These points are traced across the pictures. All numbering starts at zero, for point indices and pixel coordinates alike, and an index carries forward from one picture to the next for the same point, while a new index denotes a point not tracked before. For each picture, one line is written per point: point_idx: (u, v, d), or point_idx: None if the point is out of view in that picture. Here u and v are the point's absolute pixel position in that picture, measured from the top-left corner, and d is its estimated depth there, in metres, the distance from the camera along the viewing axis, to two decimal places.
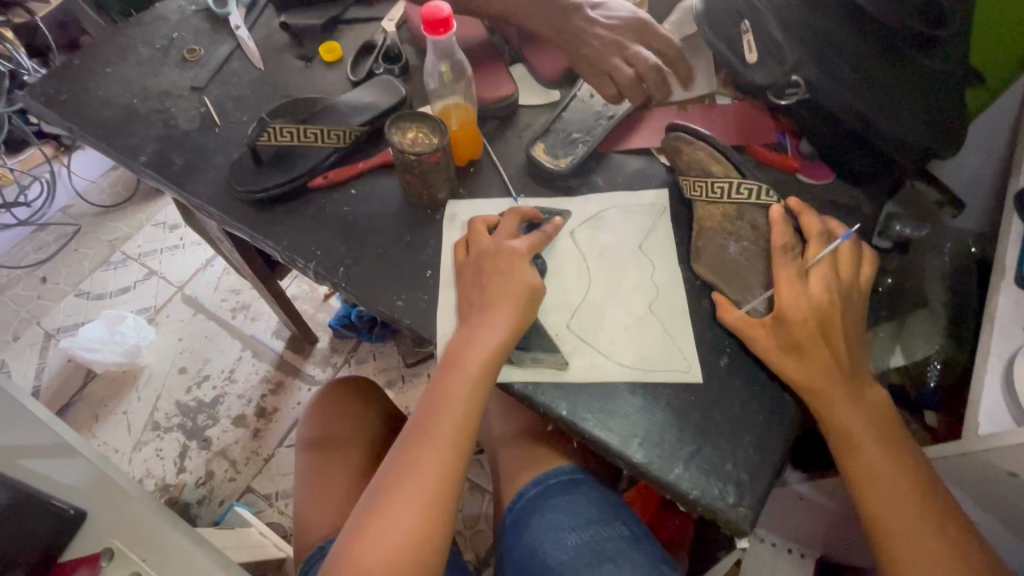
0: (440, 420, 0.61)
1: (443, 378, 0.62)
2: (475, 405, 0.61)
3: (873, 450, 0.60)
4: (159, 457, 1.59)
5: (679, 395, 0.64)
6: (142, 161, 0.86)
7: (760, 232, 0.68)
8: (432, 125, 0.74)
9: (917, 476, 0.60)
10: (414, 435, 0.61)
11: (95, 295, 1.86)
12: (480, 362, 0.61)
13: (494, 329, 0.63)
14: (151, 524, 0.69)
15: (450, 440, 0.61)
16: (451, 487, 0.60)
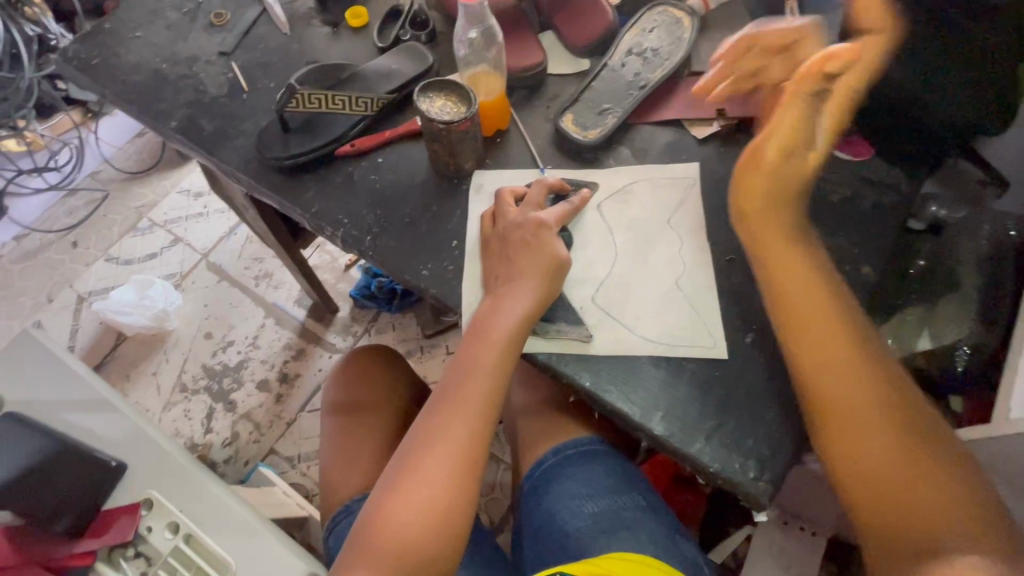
0: (464, 391, 0.62)
1: (467, 351, 0.63)
2: (500, 378, 0.62)
3: (839, 375, 0.61)
4: (187, 418, 1.65)
5: (703, 371, 0.64)
6: (173, 127, 0.87)
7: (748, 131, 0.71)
8: (462, 94, 0.73)
9: (902, 416, 0.60)
10: (440, 406, 0.63)
11: (124, 261, 1.90)
12: (506, 337, 0.62)
13: (521, 299, 0.63)
14: (186, 478, 0.73)
15: (478, 405, 0.62)
16: (473, 454, 0.61)
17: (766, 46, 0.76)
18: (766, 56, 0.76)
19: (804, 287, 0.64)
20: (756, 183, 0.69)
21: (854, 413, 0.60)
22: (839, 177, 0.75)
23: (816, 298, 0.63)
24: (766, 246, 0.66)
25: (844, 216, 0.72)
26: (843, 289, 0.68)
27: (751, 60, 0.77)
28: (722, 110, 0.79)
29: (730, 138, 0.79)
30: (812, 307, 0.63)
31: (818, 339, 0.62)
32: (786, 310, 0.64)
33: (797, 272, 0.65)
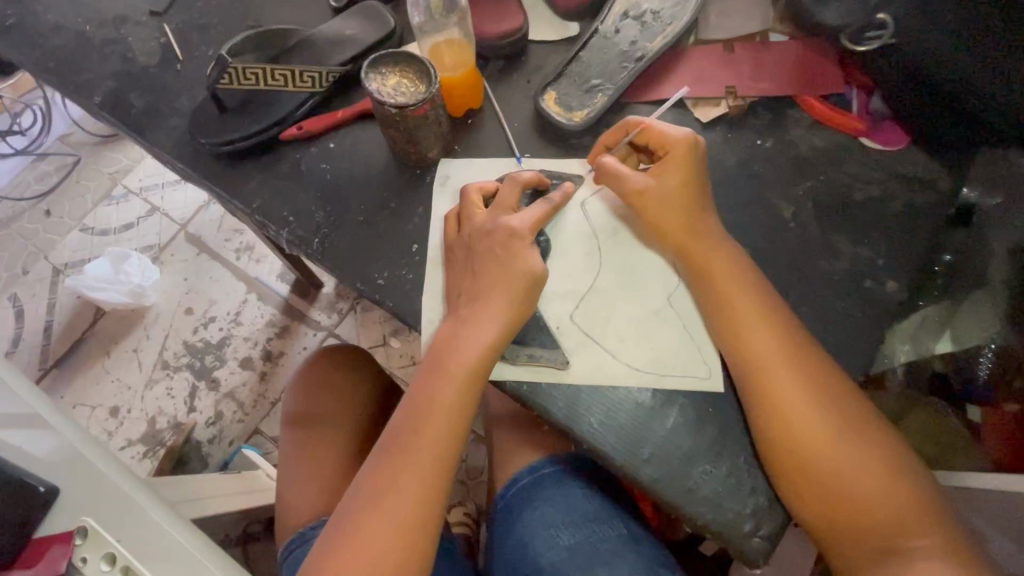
0: (417, 432, 0.53)
1: (423, 384, 0.54)
2: (460, 416, 0.53)
3: (792, 422, 0.52)
4: (169, 396, 1.56)
5: (695, 406, 0.56)
6: (97, 102, 0.75)
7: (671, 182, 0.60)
8: (421, 70, 0.61)
9: (861, 461, 0.52)
10: (389, 449, 0.53)
11: (100, 231, 1.78)
12: (468, 369, 0.53)
13: (484, 328, 0.53)
14: (128, 504, 0.67)
15: (432, 454, 0.53)
16: (427, 507, 0.52)
17: (677, 196, 0.59)
18: (679, 191, 0.59)
19: (755, 316, 0.55)
20: (666, 220, 0.59)
21: (819, 453, 0.52)
22: (865, 172, 0.64)
23: (760, 331, 0.55)
24: (709, 269, 0.57)
25: (869, 220, 0.62)
26: (861, 310, 0.58)
27: (658, 205, 0.60)
28: (732, 88, 0.67)
29: (740, 122, 0.67)
30: (766, 335, 0.55)
31: (770, 376, 0.54)
32: (732, 343, 0.55)
33: (744, 296, 0.56)
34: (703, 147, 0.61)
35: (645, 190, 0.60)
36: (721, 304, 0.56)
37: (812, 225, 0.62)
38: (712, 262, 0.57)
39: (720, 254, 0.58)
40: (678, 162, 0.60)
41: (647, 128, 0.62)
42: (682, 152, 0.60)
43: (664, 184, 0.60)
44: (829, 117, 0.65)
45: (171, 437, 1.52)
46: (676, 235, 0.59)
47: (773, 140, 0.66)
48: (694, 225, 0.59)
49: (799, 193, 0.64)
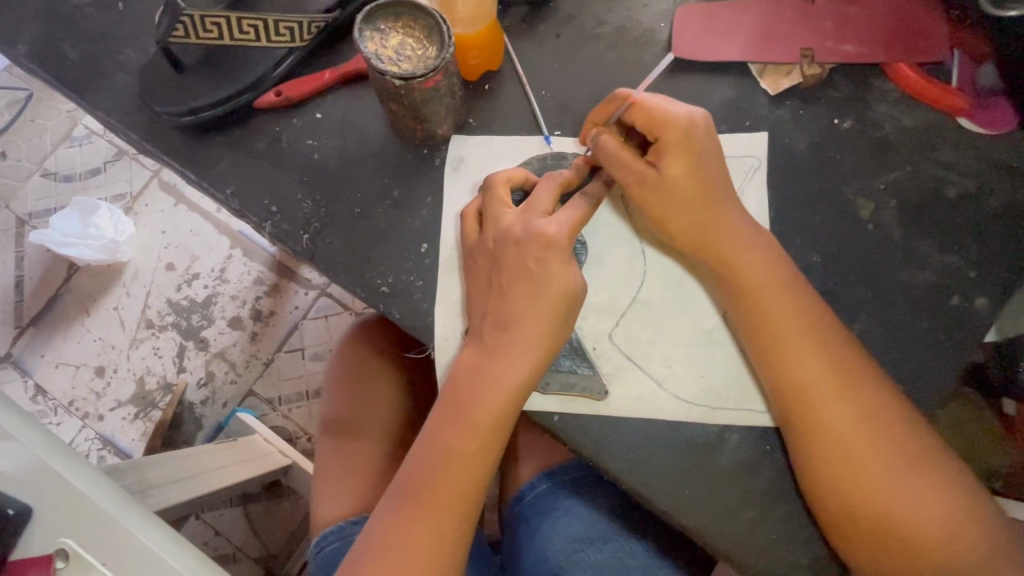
0: (436, 479, 0.49)
1: (441, 426, 0.49)
2: (484, 464, 0.49)
3: (838, 451, 0.45)
4: (157, 355, 1.44)
5: (749, 444, 0.49)
6: (24, 53, 0.61)
7: (676, 177, 0.49)
8: (430, 25, 0.48)
9: (922, 496, 0.45)
10: (407, 492, 0.49)
11: (63, 178, 1.58)
12: (493, 412, 0.48)
13: (510, 366, 0.47)
14: (112, 522, 0.60)
15: (454, 502, 0.48)
16: (446, 558, 0.48)
17: (695, 190, 0.49)
18: (684, 184, 0.49)
19: (811, 347, 0.47)
20: (672, 218, 0.50)
21: (872, 488, 0.45)
22: (961, 161, 0.53)
23: (820, 366, 0.47)
24: (761, 286, 0.48)
25: (961, 221, 0.52)
26: (945, 330, 0.51)
27: (665, 201, 0.50)
28: (809, 51, 0.55)
29: (815, 94, 0.56)
30: (817, 356, 0.47)
31: (818, 401, 0.46)
32: (776, 366, 0.47)
33: (800, 316, 0.48)
34: (705, 126, 0.50)
35: (647, 182, 0.50)
36: (770, 328, 0.48)
37: (893, 226, 0.53)
38: (771, 280, 0.48)
39: (770, 267, 0.49)
40: (676, 148, 0.49)
41: (636, 103, 0.50)
42: (679, 136, 0.49)
43: (666, 178, 0.49)
44: (923, 92, 0.54)
45: (163, 399, 1.41)
46: (732, 242, 0.49)
47: (853, 119, 0.55)
48: (755, 231, 0.50)
49: (881, 187, 0.54)
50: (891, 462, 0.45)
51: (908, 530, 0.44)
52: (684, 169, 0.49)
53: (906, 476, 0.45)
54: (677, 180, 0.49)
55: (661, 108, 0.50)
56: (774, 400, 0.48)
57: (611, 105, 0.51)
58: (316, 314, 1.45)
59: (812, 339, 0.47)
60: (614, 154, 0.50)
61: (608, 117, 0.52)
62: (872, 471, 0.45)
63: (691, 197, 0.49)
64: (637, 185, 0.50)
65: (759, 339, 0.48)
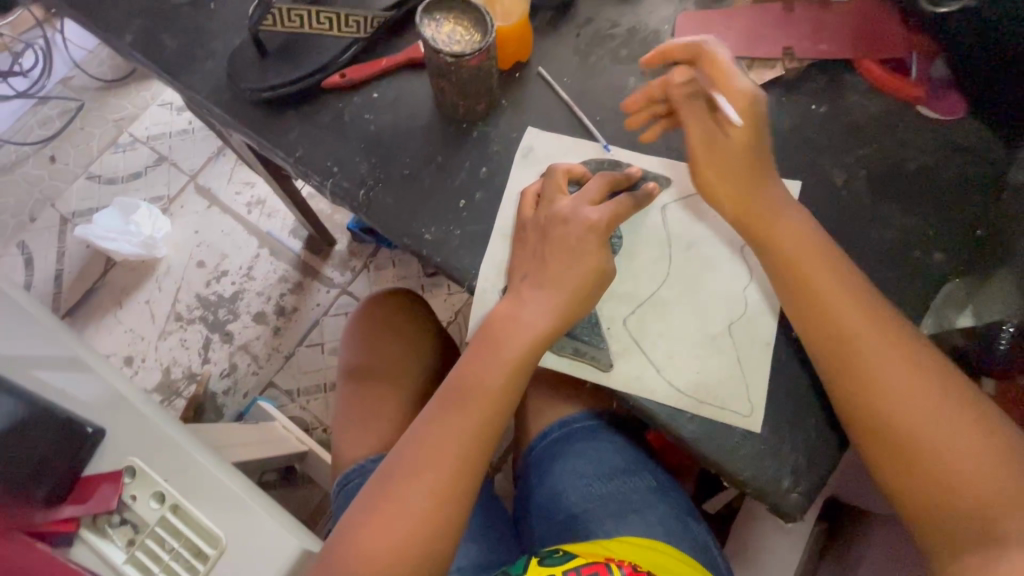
0: (462, 408, 0.54)
1: (471, 363, 0.55)
2: (505, 400, 0.55)
3: (865, 373, 0.52)
4: (184, 347, 1.53)
5: (742, 386, 0.55)
6: (128, 42, 0.72)
7: (725, 141, 0.60)
8: (478, 17, 0.59)
9: (941, 417, 0.51)
10: (436, 416, 0.55)
11: (107, 180, 1.70)
12: (519, 355, 0.53)
13: (536, 313, 0.54)
14: (172, 445, 0.68)
15: (475, 428, 0.54)
16: (464, 483, 0.53)
17: (741, 175, 0.58)
18: (717, 142, 0.60)
19: (839, 287, 0.54)
20: (723, 178, 0.59)
21: (895, 412, 0.51)
22: (919, 141, 0.63)
23: (850, 304, 0.53)
24: (801, 258, 0.55)
25: (919, 190, 0.62)
26: (907, 280, 0.59)
27: (701, 149, 0.60)
28: (790, 49, 0.66)
29: (795, 85, 0.66)
30: (858, 316, 0.53)
31: (856, 351, 0.53)
32: (818, 325, 0.54)
33: (838, 285, 0.54)
34: (763, 104, 0.60)
35: (712, 143, 0.60)
36: (807, 297, 0.54)
37: (862, 193, 0.62)
38: (792, 237, 0.56)
39: (808, 247, 0.55)
40: (742, 121, 0.59)
41: (708, 65, 0.61)
42: (746, 109, 0.59)
43: (728, 141, 0.59)
44: (887, 84, 0.64)
45: (187, 389, 1.50)
46: (767, 218, 0.57)
47: (827, 106, 0.65)
48: (780, 206, 0.57)
49: (851, 161, 0.63)
50: (911, 386, 0.52)
51: (929, 448, 0.50)
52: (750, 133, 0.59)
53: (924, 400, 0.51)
54: (732, 143, 0.59)
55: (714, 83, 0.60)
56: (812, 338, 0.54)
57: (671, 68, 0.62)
58: (337, 310, 1.55)
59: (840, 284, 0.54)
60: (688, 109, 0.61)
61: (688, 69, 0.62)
62: (891, 393, 0.52)
63: (733, 160, 0.59)
64: (705, 144, 0.60)
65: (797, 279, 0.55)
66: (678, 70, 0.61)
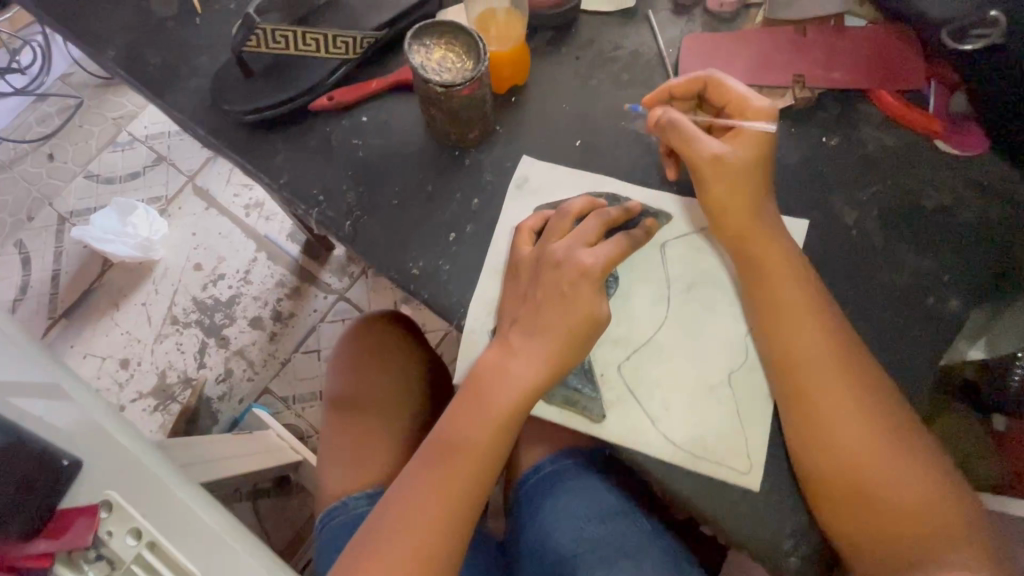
0: (448, 464, 0.51)
1: (457, 415, 0.52)
2: (492, 455, 0.52)
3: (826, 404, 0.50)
4: (180, 351, 1.50)
5: (742, 442, 0.53)
6: (111, 58, 0.70)
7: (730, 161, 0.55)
8: (470, 43, 0.56)
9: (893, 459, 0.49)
10: (420, 471, 0.52)
11: (105, 180, 1.67)
12: (507, 408, 0.51)
13: (525, 365, 0.51)
14: None
15: (461, 486, 0.51)
16: (449, 544, 0.50)
17: (756, 211, 0.55)
18: (762, 160, 0.55)
19: (810, 313, 0.52)
20: (735, 196, 0.55)
21: (850, 450, 0.49)
22: (937, 178, 0.59)
23: (822, 332, 0.52)
24: (790, 306, 0.52)
25: (935, 232, 0.58)
26: (921, 329, 0.56)
27: (739, 171, 0.55)
28: (801, 77, 0.62)
29: (806, 115, 0.62)
30: (838, 373, 0.51)
31: (831, 406, 0.50)
32: (795, 377, 0.51)
33: (830, 341, 0.51)
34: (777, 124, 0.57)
35: (723, 159, 0.55)
36: (789, 342, 0.52)
37: (875, 233, 0.59)
38: (774, 257, 0.54)
39: (800, 298, 0.52)
40: (754, 133, 0.56)
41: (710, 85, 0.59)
42: (760, 124, 0.56)
43: (740, 157, 0.55)
44: (903, 117, 0.61)
45: (183, 393, 1.47)
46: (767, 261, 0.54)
47: (839, 138, 0.62)
48: (762, 221, 0.55)
49: (864, 198, 0.60)
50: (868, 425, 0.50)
51: (876, 489, 0.49)
52: (764, 152, 0.56)
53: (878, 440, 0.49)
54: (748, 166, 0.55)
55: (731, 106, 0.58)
56: (777, 363, 0.52)
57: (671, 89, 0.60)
58: (335, 317, 1.51)
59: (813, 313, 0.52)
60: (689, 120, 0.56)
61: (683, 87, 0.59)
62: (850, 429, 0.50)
63: (746, 176, 0.55)
64: (717, 163, 0.55)
65: (771, 300, 0.53)
66: (677, 87, 0.59)
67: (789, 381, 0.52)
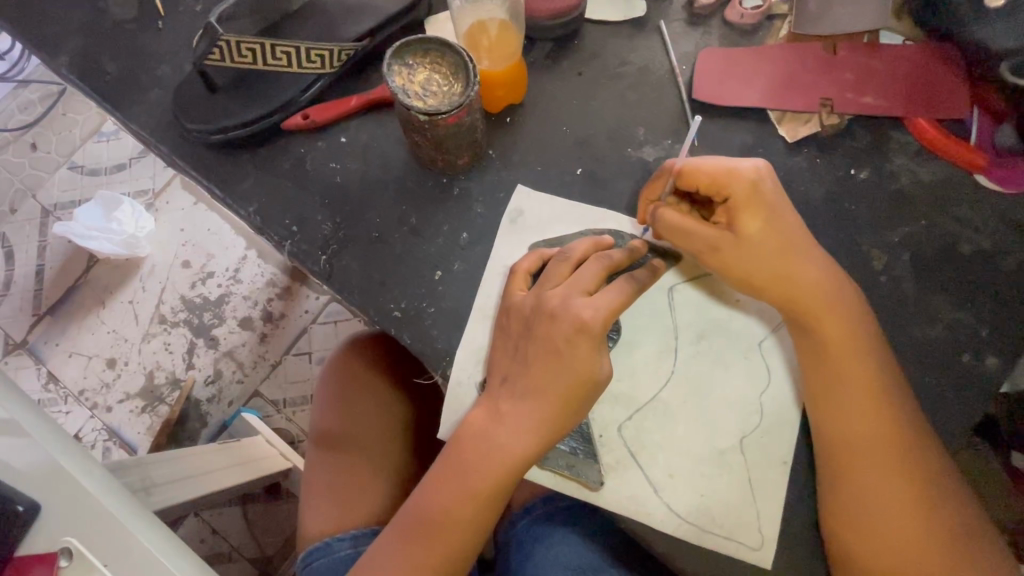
0: (429, 532, 0.47)
1: (442, 480, 0.48)
2: (480, 524, 0.47)
3: (869, 477, 0.45)
4: (168, 351, 1.27)
5: (754, 514, 0.48)
6: (65, 64, 0.63)
7: (737, 241, 0.48)
8: (461, 65, 0.50)
9: (930, 547, 0.44)
10: (400, 539, 0.48)
11: (89, 171, 1.40)
12: (495, 476, 0.46)
13: (512, 431, 0.46)
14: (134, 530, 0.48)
15: (443, 558, 0.47)
16: None
17: (807, 278, 0.47)
18: (771, 232, 0.48)
19: (863, 378, 0.46)
20: (751, 276, 0.48)
21: (884, 533, 0.44)
22: (977, 218, 0.54)
23: (875, 401, 0.46)
24: (847, 386, 0.46)
25: (974, 279, 0.53)
26: (953, 391, 0.50)
27: (745, 258, 0.48)
28: (828, 101, 0.56)
29: (832, 143, 0.56)
30: (894, 466, 0.45)
31: (870, 481, 0.45)
32: (845, 469, 0.46)
33: (891, 429, 0.45)
34: (773, 181, 0.49)
35: (722, 248, 0.48)
36: (831, 407, 0.47)
37: (906, 280, 0.53)
38: (831, 316, 0.47)
39: (866, 378, 0.46)
40: (748, 206, 0.48)
41: (685, 170, 0.50)
42: (748, 192, 0.48)
43: (742, 236, 0.48)
44: (942, 148, 0.54)
45: (170, 397, 1.24)
46: (831, 334, 0.47)
47: (869, 170, 0.55)
48: (811, 266, 0.48)
49: (895, 240, 0.54)
50: (910, 507, 0.45)
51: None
52: (774, 222, 0.48)
53: (916, 526, 0.44)
54: (754, 251, 0.48)
55: (712, 185, 0.49)
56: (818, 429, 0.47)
57: (655, 183, 0.52)
58: (326, 320, 1.28)
59: (867, 381, 0.46)
60: (680, 225, 0.49)
61: (659, 186, 0.52)
62: (886, 509, 0.45)
63: (761, 250, 0.48)
64: (719, 251, 0.48)
65: (819, 360, 0.47)
66: (652, 184, 0.52)
67: (828, 447, 0.47)
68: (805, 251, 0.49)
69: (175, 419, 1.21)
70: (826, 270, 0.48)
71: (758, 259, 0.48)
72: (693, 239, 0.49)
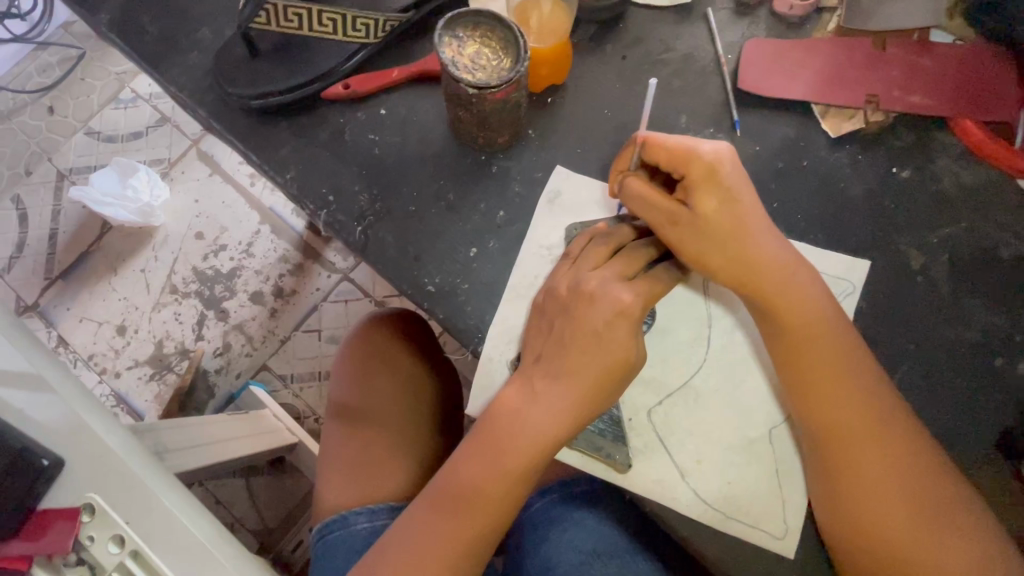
0: (453, 507, 0.48)
1: (470, 455, 0.48)
2: (505, 501, 0.48)
3: (866, 480, 0.45)
4: (178, 322, 1.27)
5: (778, 503, 0.48)
6: (104, 23, 0.62)
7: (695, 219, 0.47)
8: (510, 38, 0.49)
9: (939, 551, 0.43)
10: (424, 514, 0.48)
11: (106, 137, 1.39)
12: (524, 454, 0.47)
13: (542, 410, 0.47)
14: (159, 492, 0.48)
15: (467, 533, 0.47)
16: None
17: (772, 264, 0.47)
18: (728, 212, 0.47)
19: (844, 382, 0.46)
20: (708, 257, 0.47)
21: (890, 536, 0.44)
22: (1016, 223, 0.53)
23: (858, 404, 0.46)
24: (823, 387, 0.46)
25: (1010, 284, 0.52)
26: (983, 394, 0.50)
27: (702, 237, 0.47)
28: (874, 97, 0.56)
29: (875, 140, 0.56)
30: (884, 463, 0.45)
31: (871, 484, 0.45)
32: (835, 470, 0.45)
33: (868, 420, 0.45)
34: (733, 161, 0.48)
35: (680, 222, 0.47)
36: (814, 409, 0.46)
37: (942, 282, 0.53)
38: (805, 315, 0.47)
39: (849, 379, 0.46)
40: (704, 183, 0.47)
41: (647, 143, 0.49)
42: (706, 170, 0.47)
43: (701, 214, 0.47)
44: (986, 150, 0.54)
45: (178, 367, 1.24)
46: (799, 332, 0.47)
47: (911, 169, 0.55)
48: (792, 265, 0.48)
49: (934, 241, 0.53)
50: (915, 509, 0.44)
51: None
52: (730, 202, 0.47)
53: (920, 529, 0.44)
54: (708, 229, 0.47)
55: (670, 161, 0.48)
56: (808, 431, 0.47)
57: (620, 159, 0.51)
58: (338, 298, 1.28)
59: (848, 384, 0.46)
60: (643, 198, 0.48)
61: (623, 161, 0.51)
62: (888, 511, 0.44)
63: (720, 229, 0.47)
64: (674, 226, 0.48)
65: (791, 356, 0.47)
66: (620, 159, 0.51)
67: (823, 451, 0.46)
68: (762, 233, 0.48)
69: (185, 389, 1.21)
70: (791, 259, 0.48)
71: (715, 239, 0.47)
72: (654, 211, 0.48)
